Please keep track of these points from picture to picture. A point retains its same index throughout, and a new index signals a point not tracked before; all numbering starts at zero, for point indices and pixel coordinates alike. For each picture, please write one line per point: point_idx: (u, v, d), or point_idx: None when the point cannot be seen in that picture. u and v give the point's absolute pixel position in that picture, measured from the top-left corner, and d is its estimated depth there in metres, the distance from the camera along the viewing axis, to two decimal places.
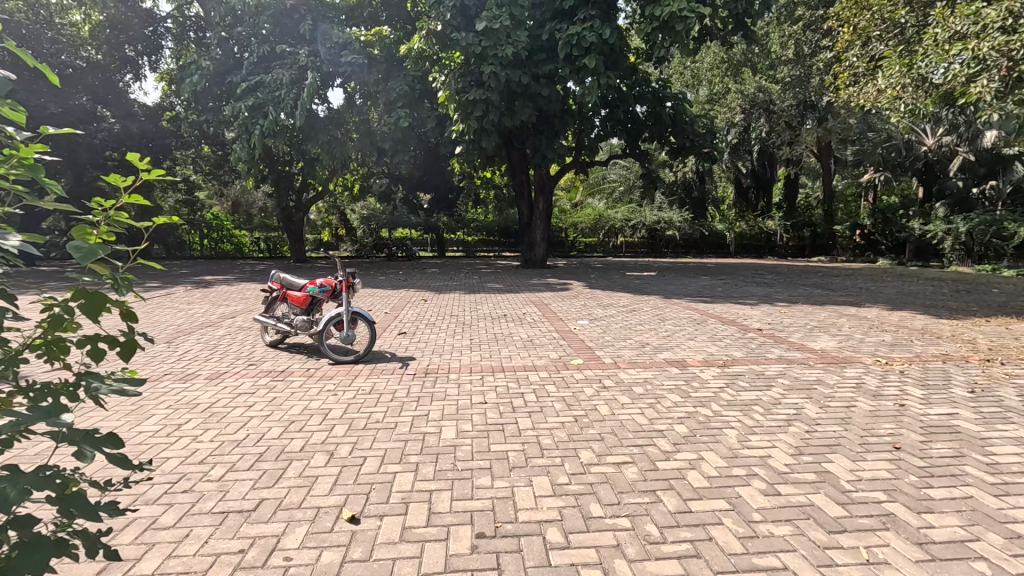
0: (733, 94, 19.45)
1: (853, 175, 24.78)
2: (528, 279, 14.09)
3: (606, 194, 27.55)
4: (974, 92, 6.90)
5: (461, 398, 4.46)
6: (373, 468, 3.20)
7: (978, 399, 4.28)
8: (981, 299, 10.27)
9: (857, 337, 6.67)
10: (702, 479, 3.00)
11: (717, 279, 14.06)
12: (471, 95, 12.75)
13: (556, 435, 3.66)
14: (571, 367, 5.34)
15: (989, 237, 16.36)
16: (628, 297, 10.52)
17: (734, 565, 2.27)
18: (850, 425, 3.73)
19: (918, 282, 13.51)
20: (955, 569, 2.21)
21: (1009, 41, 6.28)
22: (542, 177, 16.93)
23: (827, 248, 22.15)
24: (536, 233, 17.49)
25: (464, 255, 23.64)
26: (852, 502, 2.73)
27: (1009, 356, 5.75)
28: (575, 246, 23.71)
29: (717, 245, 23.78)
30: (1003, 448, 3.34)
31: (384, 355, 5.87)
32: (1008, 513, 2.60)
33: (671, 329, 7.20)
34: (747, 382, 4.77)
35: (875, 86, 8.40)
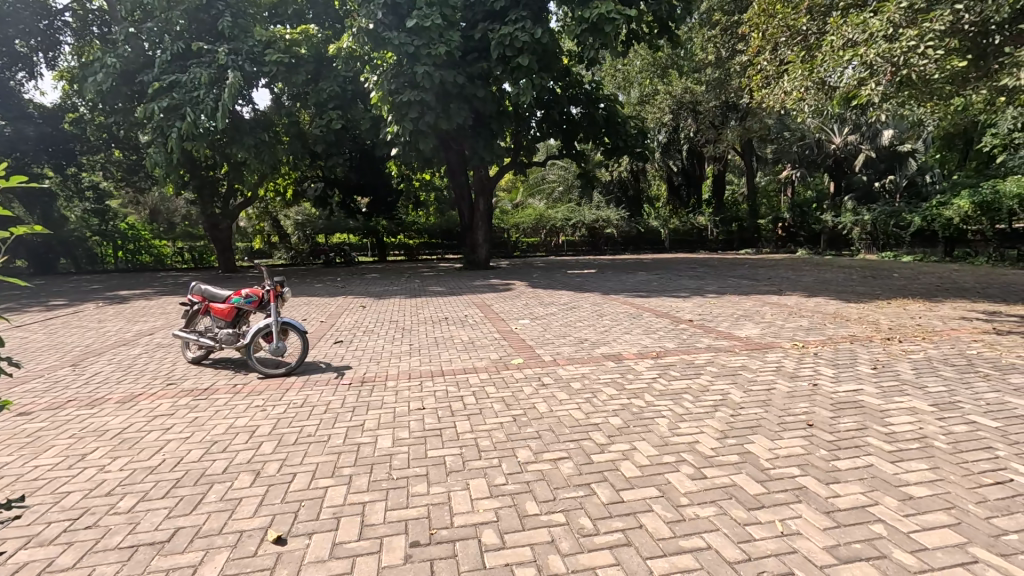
0: (662, 95, 20.21)
1: (773, 173, 26.58)
2: (471, 281, 14.02)
3: (547, 194, 28.01)
4: (864, 95, 7.37)
5: (398, 406, 4.36)
6: (303, 484, 3.07)
7: (879, 374, 4.70)
8: (885, 283, 11.24)
9: (778, 323, 7.13)
10: (634, 469, 3.09)
11: (653, 274, 14.58)
12: (405, 96, 12.61)
13: (494, 436, 3.65)
14: (511, 367, 5.36)
15: (889, 227, 18.00)
16: (569, 295, 10.70)
17: (661, 549, 2.34)
18: (770, 407, 3.98)
19: (833, 270, 14.61)
20: (857, 533, 2.39)
21: (892, 48, 6.79)
22: (482, 179, 16.98)
23: (753, 241, 23.67)
24: (478, 234, 17.47)
25: (406, 258, 23.18)
26: (770, 479, 2.90)
27: (906, 334, 6.34)
28: (518, 246, 23.86)
29: (654, 241, 24.54)
30: (899, 418, 3.67)
31: (318, 366, 5.64)
32: (903, 477, 2.86)
33: (608, 324, 7.40)
34: (678, 371, 4.98)
35: (783, 90, 9.07)
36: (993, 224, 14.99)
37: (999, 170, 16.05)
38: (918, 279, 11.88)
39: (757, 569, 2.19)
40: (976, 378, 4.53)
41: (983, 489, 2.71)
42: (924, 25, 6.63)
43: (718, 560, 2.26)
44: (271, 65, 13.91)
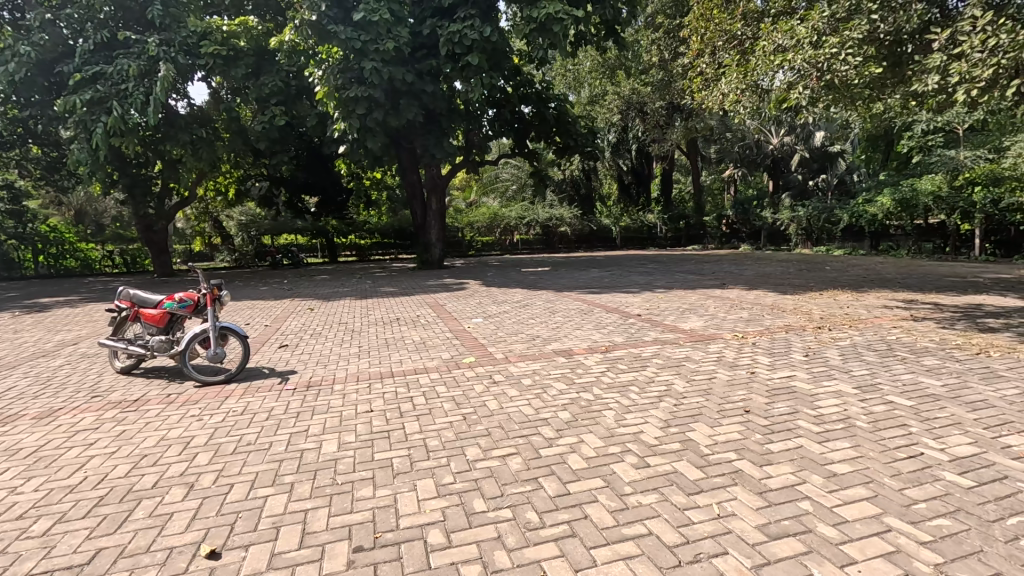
0: (611, 96, 20.58)
1: (717, 172, 27.75)
2: (424, 280, 13.86)
3: (500, 193, 28.10)
4: (793, 99, 7.73)
5: (345, 409, 4.25)
6: (240, 495, 2.93)
7: (810, 361, 4.99)
8: (818, 275, 11.95)
9: (720, 315, 7.44)
10: (581, 461, 3.15)
11: (605, 270, 14.89)
12: (352, 92, 12.31)
13: (443, 436, 3.62)
14: (463, 366, 5.34)
15: (822, 222, 19.20)
16: (522, 292, 10.76)
17: (605, 538, 2.39)
18: (710, 395, 4.14)
19: (773, 263, 15.40)
20: (786, 511, 2.52)
21: (817, 54, 7.26)
22: (434, 177, 16.85)
23: (699, 237, 24.57)
24: (431, 234, 17.29)
25: (358, 259, 22.66)
26: (709, 464, 3.02)
27: (835, 322, 6.77)
28: (473, 245, 23.78)
29: (606, 238, 25.09)
30: (827, 401, 3.91)
31: (261, 372, 5.41)
32: (829, 456, 3.05)
33: (560, 320, 7.49)
34: (625, 364, 5.10)
35: (721, 92, 9.49)
36: (912, 219, 16.10)
37: (916, 169, 17.40)
38: (847, 271, 12.71)
39: (694, 551, 2.27)
40: (894, 361, 4.89)
41: (898, 463, 2.93)
42: (844, 33, 7.11)
43: (658, 544, 2.33)
44: (206, 57, 13.23)
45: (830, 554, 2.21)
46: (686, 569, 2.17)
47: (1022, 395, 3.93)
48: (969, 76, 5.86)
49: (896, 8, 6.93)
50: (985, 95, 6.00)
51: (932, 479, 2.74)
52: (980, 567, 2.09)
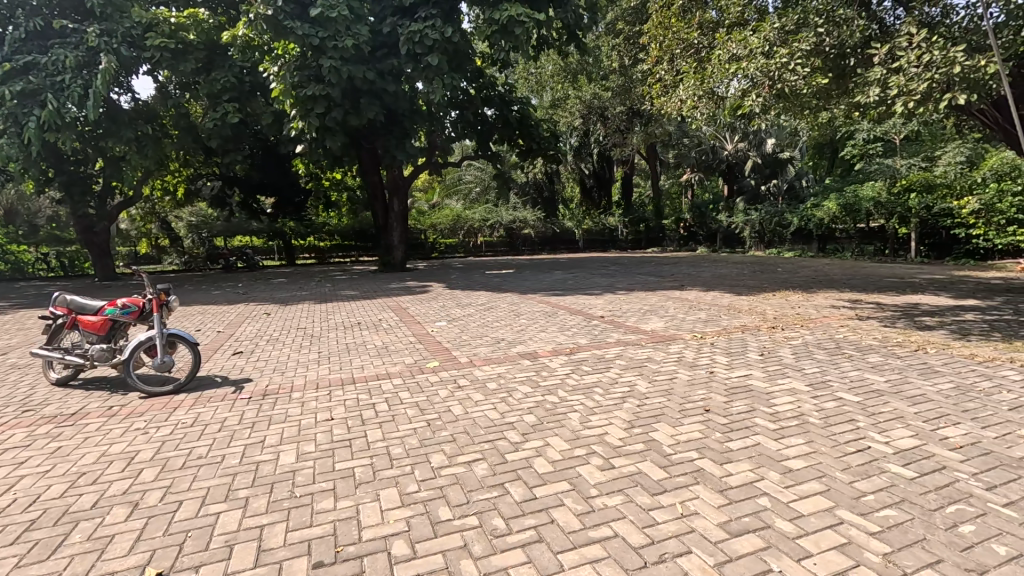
0: (573, 100, 20.83)
1: (675, 176, 28.54)
2: (387, 283, 13.61)
3: (464, 194, 27.99)
4: (747, 105, 8.07)
5: (304, 418, 4.10)
6: (190, 513, 2.77)
7: (765, 359, 5.18)
8: (771, 277, 12.45)
9: (680, 316, 7.62)
10: (547, 464, 3.14)
11: (569, 273, 15.04)
12: (309, 90, 11.98)
13: (406, 443, 3.54)
14: (427, 370, 5.25)
15: (774, 226, 19.98)
16: (486, 295, 10.74)
17: (572, 542, 2.39)
18: (672, 395, 4.23)
19: (729, 265, 15.96)
20: (746, 508, 2.59)
21: (768, 64, 7.56)
22: (396, 178, 16.60)
23: (659, 240, 25.18)
24: (393, 236, 17.00)
25: (317, 261, 22.04)
26: (672, 463, 3.07)
27: (787, 322, 7.06)
28: (436, 247, 23.59)
29: (569, 240, 25.38)
30: (781, 398, 4.07)
31: (213, 381, 5.15)
32: (785, 452, 3.16)
33: (525, 323, 7.51)
34: (589, 366, 5.16)
35: (679, 98, 9.78)
36: (855, 223, 16.95)
37: (859, 175, 18.41)
38: (797, 272, 13.30)
39: (659, 551, 2.30)
40: (842, 358, 5.14)
41: (848, 457, 3.07)
42: (793, 45, 7.42)
43: (624, 546, 2.35)
44: (152, 49, 12.58)
45: (787, 548, 2.27)
46: (651, 570, 2.19)
47: (956, 389, 4.19)
48: (906, 89, 6.20)
49: (840, 23, 7.35)
50: (920, 107, 6.33)
51: (879, 472, 2.88)
52: (924, 554, 2.21)
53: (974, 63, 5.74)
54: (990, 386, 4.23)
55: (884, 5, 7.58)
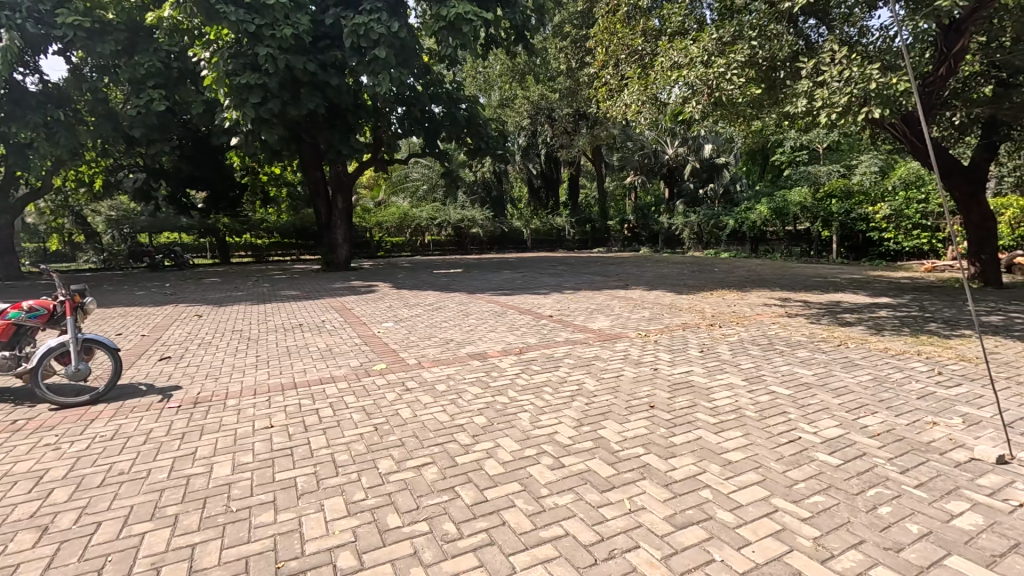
0: (520, 100, 20.86)
1: (620, 178, 29.38)
2: (329, 283, 13.12)
3: (410, 192, 27.46)
4: (688, 111, 8.39)
5: (240, 426, 3.87)
6: (110, 535, 2.54)
7: (705, 356, 5.42)
8: (709, 276, 13.06)
9: (625, 315, 7.83)
10: (498, 466, 3.12)
11: (517, 272, 15.12)
12: (244, 79, 11.34)
13: (352, 449, 3.42)
14: (373, 373, 5.11)
15: (710, 228, 20.86)
16: (435, 295, 10.59)
17: (523, 543, 2.39)
18: (618, 392, 4.33)
19: (670, 265, 16.58)
20: (690, 501, 2.69)
21: (707, 73, 7.90)
22: (340, 175, 16.12)
23: (604, 240, 25.80)
24: (336, 233, 16.41)
25: (254, 260, 20.97)
26: (619, 460, 3.14)
27: (725, 319, 7.43)
28: (382, 246, 23.16)
29: (518, 240, 25.65)
30: (720, 393, 4.26)
31: (136, 390, 4.76)
32: (724, 445, 3.31)
33: (474, 323, 7.47)
34: (539, 365, 5.19)
35: (624, 103, 10.03)
36: (784, 226, 18.07)
37: (788, 181, 19.63)
38: (733, 272, 14.03)
39: (608, 548, 2.34)
40: (774, 354, 5.46)
41: (781, 448, 3.25)
42: (729, 56, 7.80)
43: (575, 544, 2.37)
44: (64, 28, 11.53)
45: (728, 538, 2.38)
46: (602, 567, 2.22)
47: (873, 380, 4.55)
48: (829, 101, 6.70)
49: (771, 38, 7.76)
50: (842, 119, 6.82)
51: (808, 460, 3.08)
52: (848, 536, 2.37)
53: (886, 80, 6.20)
54: (902, 377, 4.62)
55: (808, 24, 8.13)
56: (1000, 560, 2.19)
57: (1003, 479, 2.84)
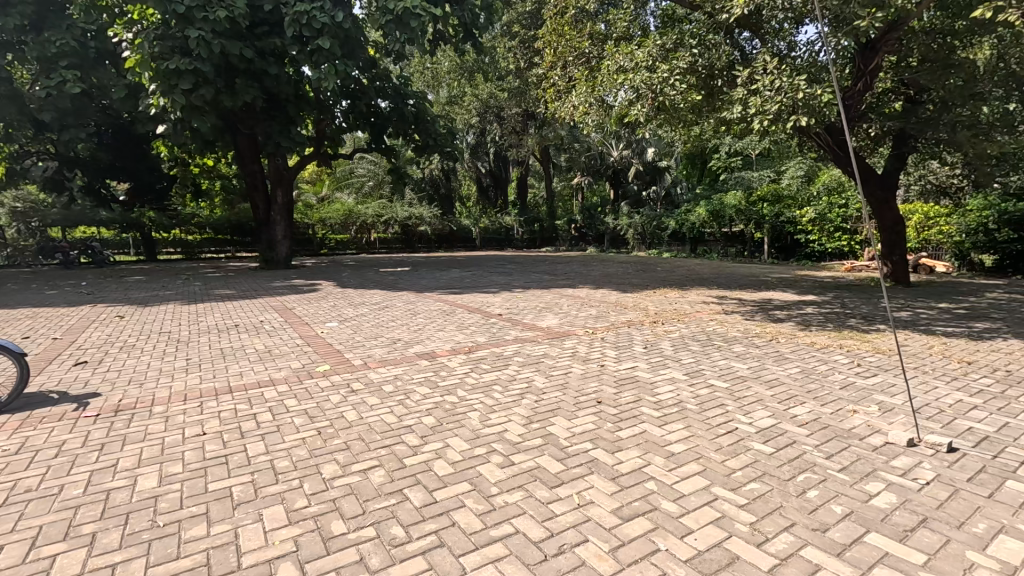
0: (469, 97, 20.74)
1: (566, 179, 29.88)
2: (268, 281, 12.54)
3: (355, 188, 26.63)
4: (633, 114, 8.60)
5: (169, 435, 3.60)
6: (14, 560, 2.29)
7: (649, 352, 5.60)
8: (651, 275, 13.52)
9: (573, 313, 7.96)
10: (447, 466, 3.08)
11: (466, 271, 15.07)
12: (172, 63, 10.58)
13: (294, 455, 3.27)
14: (316, 375, 4.90)
15: (653, 229, 21.55)
16: (381, 294, 10.33)
17: (473, 543, 2.36)
18: (567, 389, 4.39)
19: (615, 265, 17.02)
20: (636, 493, 2.76)
21: (650, 78, 8.11)
22: (279, 169, 15.41)
23: (552, 240, 26.18)
24: (276, 229, 15.66)
25: (184, 257, 19.66)
26: (568, 456, 3.18)
27: (667, 316, 7.71)
28: (325, 243, 22.46)
29: (466, 239, 25.57)
30: (663, 388, 4.41)
31: (47, 399, 4.33)
32: (667, 437, 3.43)
33: (422, 322, 7.34)
34: (488, 364, 5.17)
35: (571, 104, 10.15)
36: (720, 228, 18.97)
37: (724, 185, 20.65)
38: (674, 271, 14.59)
39: (558, 543, 2.36)
40: (713, 349, 5.72)
41: (720, 439, 3.40)
42: (672, 62, 8.07)
43: (525, 542, 2.37)
44: None
45: (672, 527, 2.46)
46: (552, 562, 2.23)
47: (801, 372, 4.87)
48: (761, 109, 7.07)
49: (710, 47, 8.19)
50: (774, 126, 7.22)
51: (745, 450, 3.24)
52: (781, 520, 2.51)
53: (813, 91, 6.63)
54: (826, 369, 4.96)
55: (743, 36, 8.56)
56: (911, 534, 2.39)
57: (913, 459, 3.11)
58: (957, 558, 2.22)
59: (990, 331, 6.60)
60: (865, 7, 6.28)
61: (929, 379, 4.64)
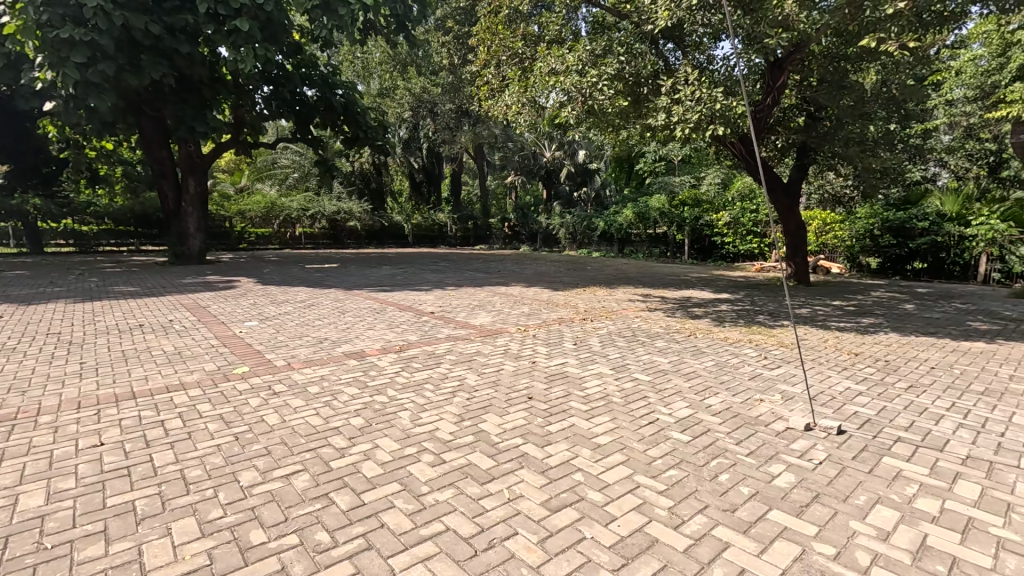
0: (401, 90, 20.30)
1: (501, 177, 30.11)
2: (180, 278, 11.59)
3: (278, 180, 25.21)
4: (564, 116, 8.83)
5: (58, 448, 3.24)
6: None
7: (578, 348, 5.78)
8: (582, 274, 13.92)
9: (506, 311, 8.03)
10: (376, 467, 3.02)
11: (398, 268, 14.76)
12: (62, 33, 9.47)
13: (208, 463, 3.05)
14: (233, 377, 4.61)
15: (583, 229, 22.17)
16: (306, 291, 9.86)
17: (403, 544, 2.34)
18: (499, 386, 4.44)
19: (547, 263, 17.38)
20: (564, 484, 2.85)
21: (580, 82, 8.39)
22: (191, 156, 14.21)
23: (485, 237, 26.31)
24: (187, 221, 14.46)
25: (78, 250, 17.71)
26: (499, 452, 3.22)
27: (596, 314, 7.99)
28: (244, 237, 21.09)
29: (398, 235, 25.07)
30: (591, 382, 4.57)
31: None
32: (594, 430, 3.55)
33: (351, 320, 7.11)
34: (420, 362, 5.11)
35: (505, 103, 10.23)
36: (646, 229, 19.89)
37: (649, 188, 21.70)
38: (603, 270, 15.13)
39: (488, 538, 2.38)
40: (638, 345, 6.00)
41: (642, 429, 3.59)
42: (601, 68, 8.34)
43: (455, 538, 2.38)
44: None
45: (597, 515, 2.56)
46: (482, 557, 2.25)
47: (716, 365, 5.23)
48: (683, 118, 7.48)
49: (636, 55, 8.51)
50: (693, 134, 7.66)
51: (665, 439, 3.44)
52: (696, 503, 2.69)
53: (728, 103, 7.14)
54: (738, 362, 5.37)
55: (667, 47, 9.04)
56: (807, 509, 2.65)
57: (808, 442, 3.44)
58: (842, 527, 2.50)
59: (874, 325, 7.43)
60: (773, 28, 6.82)
61: (824, 370, 5.16)
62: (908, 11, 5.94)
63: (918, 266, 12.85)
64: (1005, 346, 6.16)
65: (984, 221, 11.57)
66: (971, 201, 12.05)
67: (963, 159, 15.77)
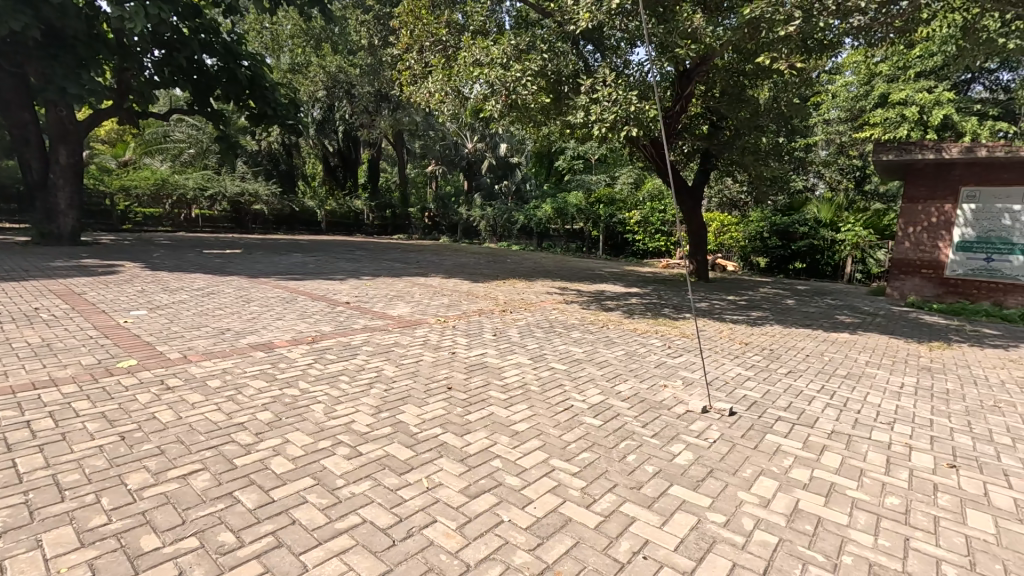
0: (315, 68, 19.12)
1: (421, 166, 29.77)
2: (47, 261, 10.12)
3: (170, 155, 22.82)
4: (488, 109, 8.75)
5: None
6: None
7: (497, 339, 5.86)
8: (502, 267, 14.05)
9: (425, 302, 7.93)
10: (286, 463, 2.88)
11: (309, 256, 13.96)
12: None
13: (88, 466, 2.74)
14: (117, 371, 4.14)
15: (503, 222, 22.31)
16: (204, 279, 9.04)
17: (316, 539, 2.26)
18: (417, 376, 4.40)
19: (467, 255, 17.32)
20: (482, 472, 2.89)
21: (505, 75, 8.35)
22: (61, 120, 12.40)
23: (404, 227, 25.70)
24: (57, 196, 12.63)
25: None
26: (418, 442, 3.20)
27: (515, 305, 8.13)
28: (128, 217, 18.90)
29: (309, 222, 24.01)
30: (510, 372, 4.66)
31: None
32: (512, 418, 3.63)
33: (257, 310, 6.65)
34: (334, 354, 4.91)
35: (428, 90, 10.06)
36: (564, 224, 20.40)
37: (568, 185, 22.39)
38: (522, 263, 15.40)
39: (407, 527, 2.37)
40: (555, 335, 6.21)
41: (557, 415, 3.74)
42: (524, 63, 8.43)
43: (372, 530, 2.34)
44: None
45: (514, 499, 2.64)
46: (400, 546, 2.24)
47: (625, 354, 5.55)
48: (600, 117, 7.78)
49: (558, 55, 8.97)
50: (610, 134, 7.97)
51: (579, 424, 3.60)
52: (607, 483, 2.86)
53: (642, 107, 7.52)
54: (645, 351, 5.73)
55: (588, 49, 9.29)
56: (702, 483, 2.92)
57: (705, 423, 3.78)
58: (731, 498, 2.77)
59: (761, 318, 8.25)
60: (683, 40, 7.29)
61: (719, 358, 5.67)
62: (797, 35, 6.59)
63: (799, 266, 14.31)
64: (863, 337, 7.12)
65: (851, 228, 13.22)
66: (842, 210, 13.66)
67: (836, 172, 17.78)
